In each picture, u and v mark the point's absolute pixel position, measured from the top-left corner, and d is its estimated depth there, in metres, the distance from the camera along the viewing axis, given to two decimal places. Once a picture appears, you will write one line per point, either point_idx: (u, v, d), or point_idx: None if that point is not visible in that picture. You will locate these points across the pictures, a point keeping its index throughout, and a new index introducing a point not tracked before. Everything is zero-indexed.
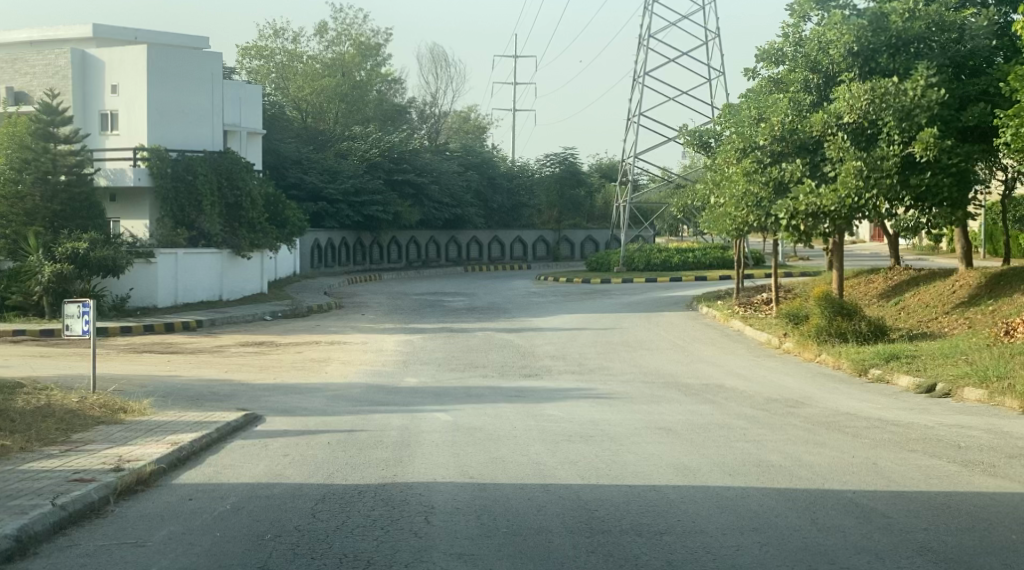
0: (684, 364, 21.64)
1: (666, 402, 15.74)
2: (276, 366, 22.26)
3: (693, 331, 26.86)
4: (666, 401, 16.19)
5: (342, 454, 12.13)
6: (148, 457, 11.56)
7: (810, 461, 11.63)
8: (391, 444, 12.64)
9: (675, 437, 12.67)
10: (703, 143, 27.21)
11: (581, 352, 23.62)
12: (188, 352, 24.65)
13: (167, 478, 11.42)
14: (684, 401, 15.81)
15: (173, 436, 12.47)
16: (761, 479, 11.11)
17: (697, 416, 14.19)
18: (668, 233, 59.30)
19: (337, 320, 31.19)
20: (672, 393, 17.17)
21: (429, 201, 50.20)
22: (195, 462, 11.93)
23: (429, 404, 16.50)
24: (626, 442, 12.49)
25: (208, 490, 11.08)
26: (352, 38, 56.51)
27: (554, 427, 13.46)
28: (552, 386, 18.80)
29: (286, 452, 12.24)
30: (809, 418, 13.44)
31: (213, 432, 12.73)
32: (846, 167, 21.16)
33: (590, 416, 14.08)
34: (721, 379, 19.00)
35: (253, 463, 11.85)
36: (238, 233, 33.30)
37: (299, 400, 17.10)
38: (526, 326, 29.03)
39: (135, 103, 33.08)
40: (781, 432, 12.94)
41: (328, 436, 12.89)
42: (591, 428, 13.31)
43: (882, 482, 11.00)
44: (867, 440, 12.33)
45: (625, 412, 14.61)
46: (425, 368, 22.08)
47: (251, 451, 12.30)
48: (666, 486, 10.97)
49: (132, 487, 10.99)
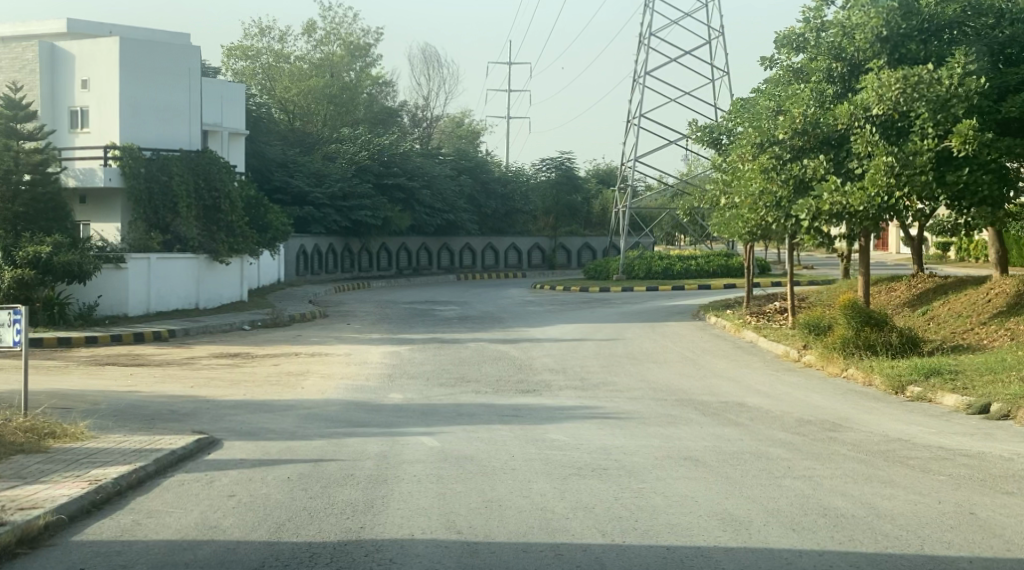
0: (697, 379, 19.71)
1: (685, 424, 13.80)
2: (249, 380, 20.31)
3: (703, 343, 24.92)
4: (685, 422, 14.26)
5: (303, 496, 10.17)
6: (47, 506, 9.62)
7: (889, 511, 9.68)
8: (366, 478, 10.68)
9: (706, 470, 10.73)
10: (713, 139, 25.33)
11: (584, 366, 21.68)
12: (154, 364, 22.69)
13: (66, 533, 9.47)
14: (707, 423, 13.87)
15: (93, 472, 10.58)
16: (833, 539, 9.16)
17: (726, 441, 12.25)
18: (667, 242, 57.37)
19: (321, 330, 29.23)
20: (691, 413, 15.24)
21: (421, 207, 48.21)
22: (110, 508, 10.00)
23: (414, 425, 14.57)
24: (646, 478, 10.54)
25: (114, 552, 9.10)
26: (341, 38, 54.85)
27: (559, 455, 11.52)
28: (553, 403, 16.88)
29: (232, 492, 10.29)
30: (860, 445, 11.53)
31: (149, 464, 10.82)
32: (875, 163, 19.16)
33: (602, 442, 12.15)
34: (743, 395, 17.07)
35: (185, 510, 9.91)
36: (216, 236, 31.54)
37: (268, 421, 15.15)
38: (523, 337, 27.08)
39: (106, 99, 31.12)
40: (829, 462, 11.02)
41: (290, 469, 10.94)
42: (603, 459, 11.37)
43: (1001, 546, 9.04)
44: (946, 479, 10.41)
45: (640, 436, 12.67)
46: (413, 382, 20.15)
47: (189, 491, 10.35)
48: (715, 549, 9.01)
49: (12, 549, 9.04)
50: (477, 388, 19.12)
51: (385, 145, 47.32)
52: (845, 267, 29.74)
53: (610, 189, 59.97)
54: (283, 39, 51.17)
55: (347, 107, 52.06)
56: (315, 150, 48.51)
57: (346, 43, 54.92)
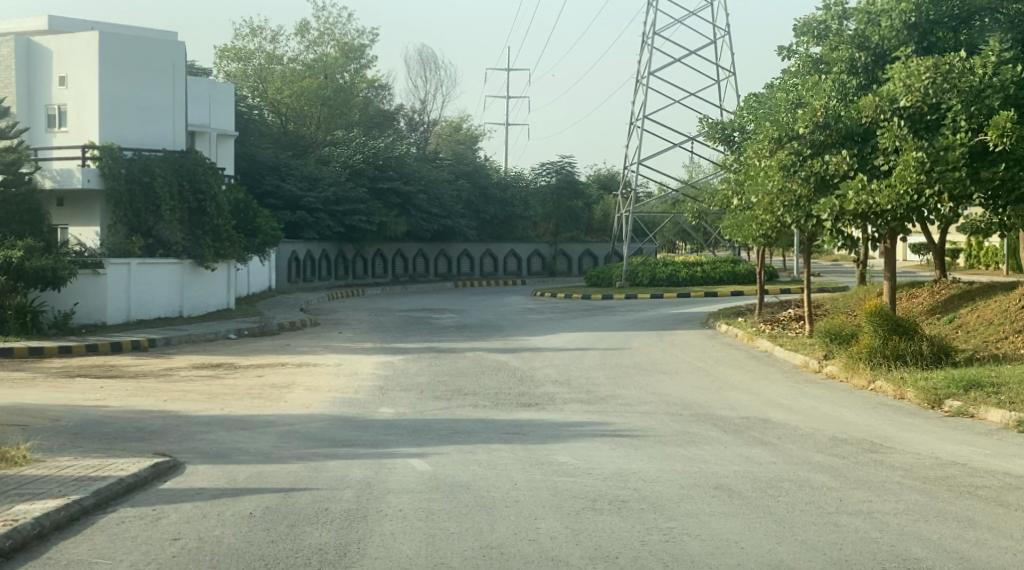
0: (711, 391, 18.31)
1: (706, 444, 12.40)
2: (228, 392, 18.91)
3: (715, 352, 23.50)
4: (705, 441, 12.89)
5: (261, 540, 9.04)
6: None
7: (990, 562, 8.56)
8: (344, 515, 9.58)
9: (746, 506, 9.55)
10: (725, 136, 24.40)
11: (589, 377, 20.28)
12: (129, 376, 21.26)
13: None
14: (730, 444, 12.47)
15: (17, 508, 9.48)
16: None
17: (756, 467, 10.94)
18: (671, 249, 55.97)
19: (310, 339, 27.80)
20: (709, 430, 13.88)
21: (417, 211, 46.73)
22: (23, 557, 8.92)
23: (405, 444, 13.21)
24: (659, 517, 9.39)
25: None
26: (335, 39, 53.72)
27: (567, 487, 10.30)
28: (559, 418, 15.49)
29: (176, 536, 9.18)
30: (918, 473, 10.32)
31: (86, 498, 9.74)
32: (904, 158, 17.64)
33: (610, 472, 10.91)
34: (765, 410, 15.66)
35: (116, 561, 8.81)
36: (201, 240, 30.10)
37: (243, 439, 13.76)
38: (523, 346, 25.68)
39: (85, 97, 29.77)
40: (883, 494, 9.88)
41: (252, 504, 9.79)
42: (619, 487, 10.07)
43: None
44: None
45: (656, 458, 11.31)
46: (405, 395, 18.75)
47: (122, 535, 9.25)
48: None
49: None
50: (475, 401, 17.75)
51: (380, 148, 46.03)
52: (863, 273, 28.33)
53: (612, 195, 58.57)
54: (275, 39, 49.83)
55: (340, 109, 50.70)
56: (308, 154, 47.30)
57: (340, 44, 53.62)
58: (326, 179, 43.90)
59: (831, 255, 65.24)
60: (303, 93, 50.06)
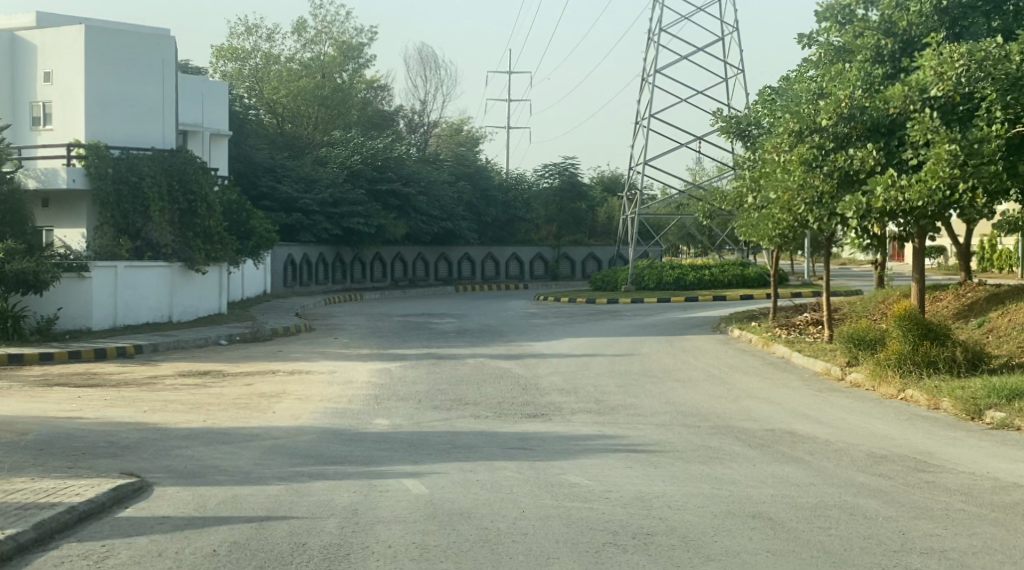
0: (729, 400, 17.11)
1: (733, 462, 11.26)
2: (213, 401, 17.75)
3: (729, 358, 22.31)
4: (731, 459, 11.73)
5: None
6: None
7: None
8: (328, 559, 8.70)
9: (796, 542, 8.89)
10: (740, 131, 23.68)
11: (598, 386, 19.11)
12: (111, 384, 20.08)
13: None
14: (759, 461, 11.33)
15: None
16: None
17: (795, 494, 9.86)
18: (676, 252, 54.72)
19: (304, 345, 26.64)
20: (733, 445, 12.73)
21: (416, 214, 45.54)
22: None
23: (401, 461, 12.05)
24: (671, 567, 8.47)
25: None
26: (332, 38, 52.60)
27: (581, 521, 9.33)
28: (568, 431, 14.31)
29: None
30: (988, 503, 9.66)
31: (24, 533, 8.94)
32: (936, 150, 16.47)
33: (624, 502, 9.89)
34: (790, 421, 14.50)
35: None
36: (191, 242, 28.94)
37: (224, 455, 12.57)
38: (527, 352, 24.51)
39: (70, 93, 28.67)
40: (952, 527, 9.24)
41: (217, 537, 9.05)
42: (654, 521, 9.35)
43: None
44: None
45: (677, 482, 10.29)
46: (403, 404, 17.58)
47: None
48: None
49: None
50: (477, 412, 16.59)
51: (379, 149, 44.93)
52: (881, 276, 27.19)
53: (617, 197, 57.43)
54: (271, 38, 48.73)
55: (338, 110, 49.59)
56: (305, 155, 46.26)
57: (338, 43, 52.52)
58: (323, 180, 42.76)
59: (838, 258, 63.98)
60: (299, 92, 48.99)
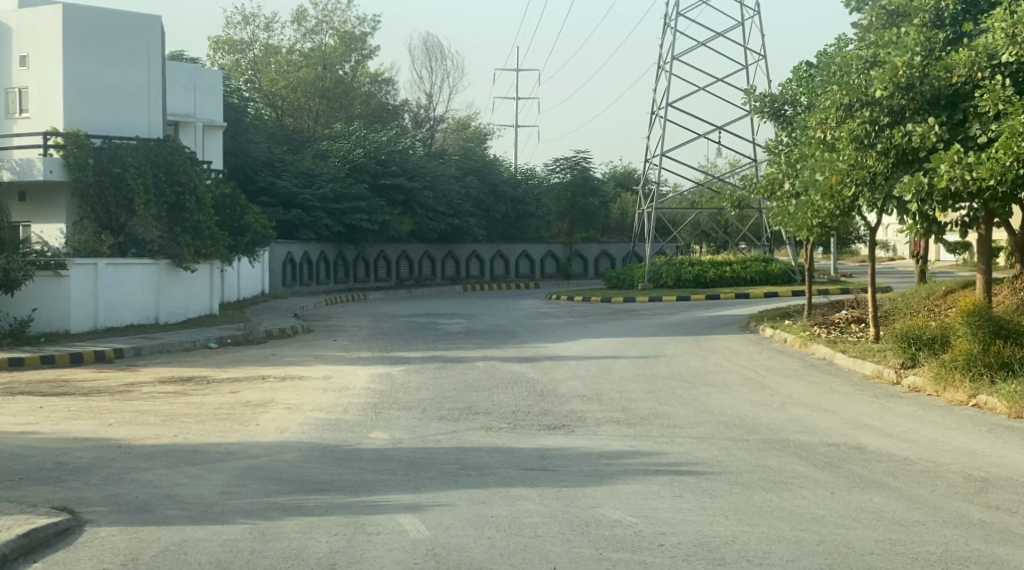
0: (776, 408, 15.05)
1: (800, 490, 9.39)
2: (190, 412, 15.76)
3: (766, 360, 20.26)
4: (799, 484, 9.76)
5: None
6: None
7: None
8: None
9: None
10: (776, 110, 21.74)
11: (624, 393, 17.07)
12: (80, 393, 18.06)
13: None
14: (832, 488, 9.46)
15: None
16: None
17: (907, 541, 8.48)
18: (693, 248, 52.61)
19: (299, 347, 24.63)
20: (795, 462, 10.76)
21: (422, 210, 43.55)
22: None
23: (399, 487, 10.08)
24: None
25: None
26: (333, 28, 50.76)
27: None
28: (597, 446, 12.28)
29: None
30: None
31: None
32: (1010, 122, 14.49)
33: (677, 558, 8.23)
34: (853, 433, 12.54)
35: None
36: (180, 238, 27.05)
37: (190, 480, 10.60)
38: (543, 355, 22.47)
39: (47, 79, 26.74)
40: None
41: None
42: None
43: None
44: None
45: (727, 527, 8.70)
46: (405, 414, 15.58)
47: None
48: None
49: None
50: (489, 423, 14.58)
51: (382, 142, 42.86)
52: (922, 269, 25.26)
53: (630, 193, 55.35)
54: (269, 27, 46.90)
55: (339, 102, 47.70)
56: (306, 149, 44.44)
57: (340, 34, 50.69)
58: (324, 175, 40.83)
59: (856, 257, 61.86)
60: (298, 83, 47.14)
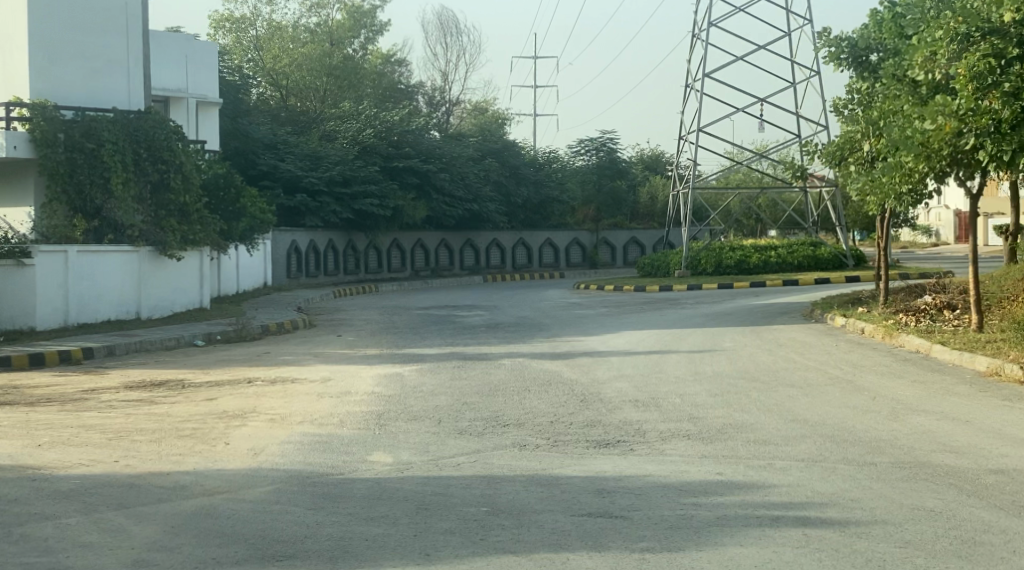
0: (887, 415, 11.87)
1: None
2: (147, 426, 12.59)
3: (847, 353, 17.07)
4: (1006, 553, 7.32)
5: None
6: None
7: None
8: None
9: None
10: (857, 57, 18.51)
11: (687, 396, 13.88)
12: (24, 402, 14.94)
13: None
14: None
15: None
16: None
17: None
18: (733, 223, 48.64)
19: (300, 344, 21.52)
20: (968, 520, 7.74)
21: (438, 194, 40.46)
22: None
23: (404, 563, 7.35)
24: None
25: None
26: (342, 2, 47.85)
27: None
28: (672, 475, 9.12)
29: None
30: None
31: None
32: None
33: None
34: (1014, 455, 9.47)
35: None
36: (164, 223, 24.06)
37: (113, 556, 7.54)
38: (579, 350, 19.30)
39: (11, 43, 23.64)
40: None
41: None
42: None
43: None
44: None
45: None
46: (417, 428, 12.48)
47: None
48: None
49: None
50: (522, 441, 11.42)
51: (394, 121, 40.00)
52: (1012, 249, 22.06)
53: (660, 177, 52.14)
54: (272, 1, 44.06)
55: (348, 81, 45.00)
56: (312, 131, 41.31)
57: (348, 8, 47.77)
58: (331, 157, 37.80)
59: (897, 245, 58.57)
60: (301, 61, 44.41)
